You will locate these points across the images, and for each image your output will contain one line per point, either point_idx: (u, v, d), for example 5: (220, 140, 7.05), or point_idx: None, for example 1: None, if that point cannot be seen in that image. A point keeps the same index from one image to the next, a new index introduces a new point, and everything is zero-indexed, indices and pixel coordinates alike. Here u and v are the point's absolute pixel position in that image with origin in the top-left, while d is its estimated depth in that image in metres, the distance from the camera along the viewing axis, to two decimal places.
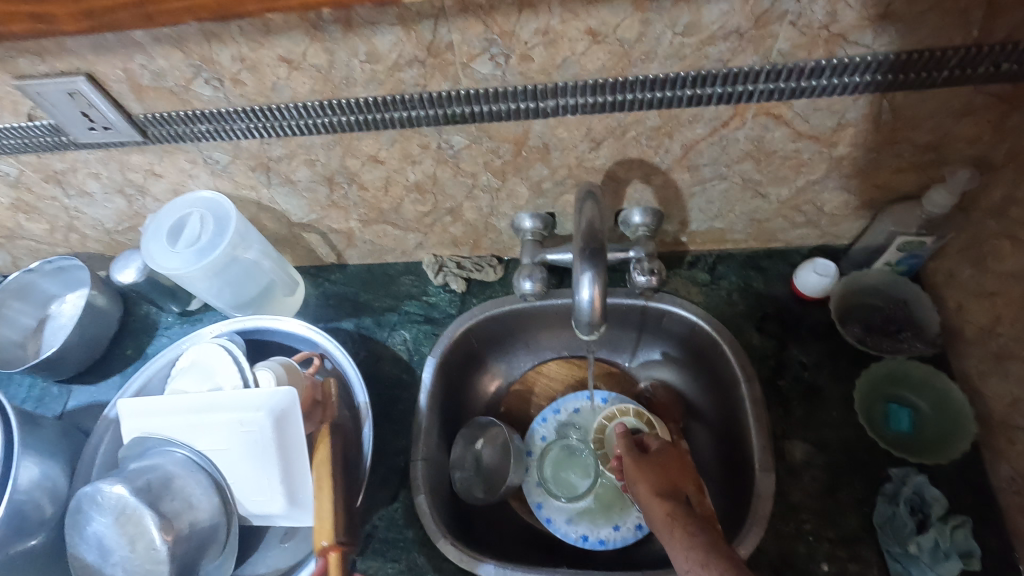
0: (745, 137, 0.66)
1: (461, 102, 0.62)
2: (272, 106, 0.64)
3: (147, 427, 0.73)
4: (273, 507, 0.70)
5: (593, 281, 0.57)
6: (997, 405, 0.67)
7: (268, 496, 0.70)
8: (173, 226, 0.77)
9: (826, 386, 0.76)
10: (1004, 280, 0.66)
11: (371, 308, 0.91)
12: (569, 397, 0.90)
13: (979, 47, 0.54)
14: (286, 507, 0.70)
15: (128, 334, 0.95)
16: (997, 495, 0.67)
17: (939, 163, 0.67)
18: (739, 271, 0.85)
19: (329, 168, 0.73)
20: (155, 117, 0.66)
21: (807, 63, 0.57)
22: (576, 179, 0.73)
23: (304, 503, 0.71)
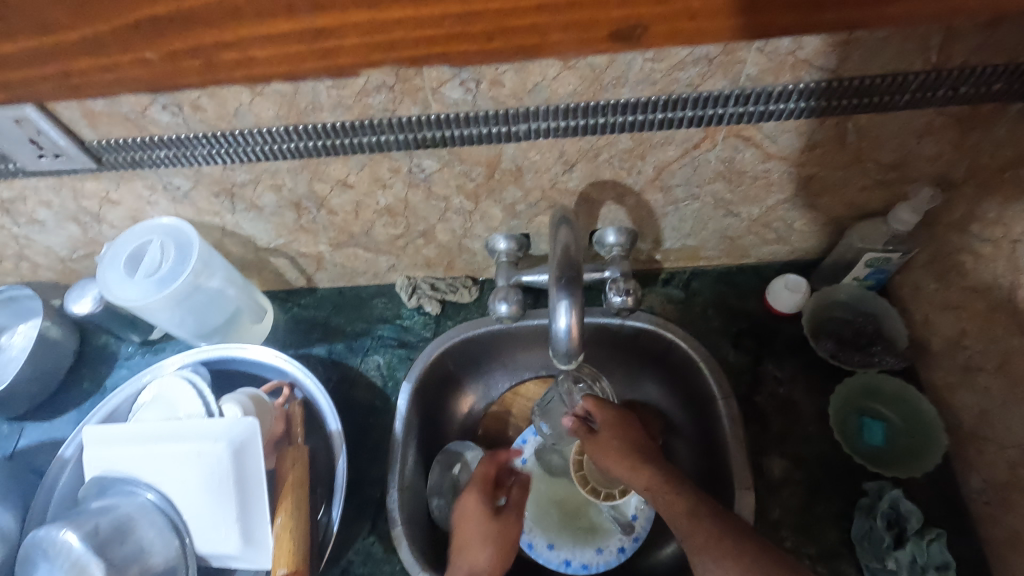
0: (715, 158, 0.66)
1: (431, 127, 0.61)
2: (234, 131, 0.62)
3: (100, 462, 0.70)
4: (228, 547, 0.66)
5: (570, 309, 0.56)
6: (965, 417, 0.68)
7: (222, 534, 0.66)
8: (131, 254, 0.74)
9: (801, 401, 0.77)
10: (968, 294, 0.68)
11: (343, 332, 0.89)
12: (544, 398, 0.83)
13: (938, 71, 0.56)
14: (241, 547, 0.66)
15: (85, 366, 0.90)
16: (968, 504, 0.68)
17: (903, 181, 0.69)
18: (713, 287, 0.86)
19: (297, 193, 0.71)
20: (110, 143, 0.63)
21: (775, 87, 0.57)
22: (550, 201, 0.72)
23: (261, 543, 0.67)
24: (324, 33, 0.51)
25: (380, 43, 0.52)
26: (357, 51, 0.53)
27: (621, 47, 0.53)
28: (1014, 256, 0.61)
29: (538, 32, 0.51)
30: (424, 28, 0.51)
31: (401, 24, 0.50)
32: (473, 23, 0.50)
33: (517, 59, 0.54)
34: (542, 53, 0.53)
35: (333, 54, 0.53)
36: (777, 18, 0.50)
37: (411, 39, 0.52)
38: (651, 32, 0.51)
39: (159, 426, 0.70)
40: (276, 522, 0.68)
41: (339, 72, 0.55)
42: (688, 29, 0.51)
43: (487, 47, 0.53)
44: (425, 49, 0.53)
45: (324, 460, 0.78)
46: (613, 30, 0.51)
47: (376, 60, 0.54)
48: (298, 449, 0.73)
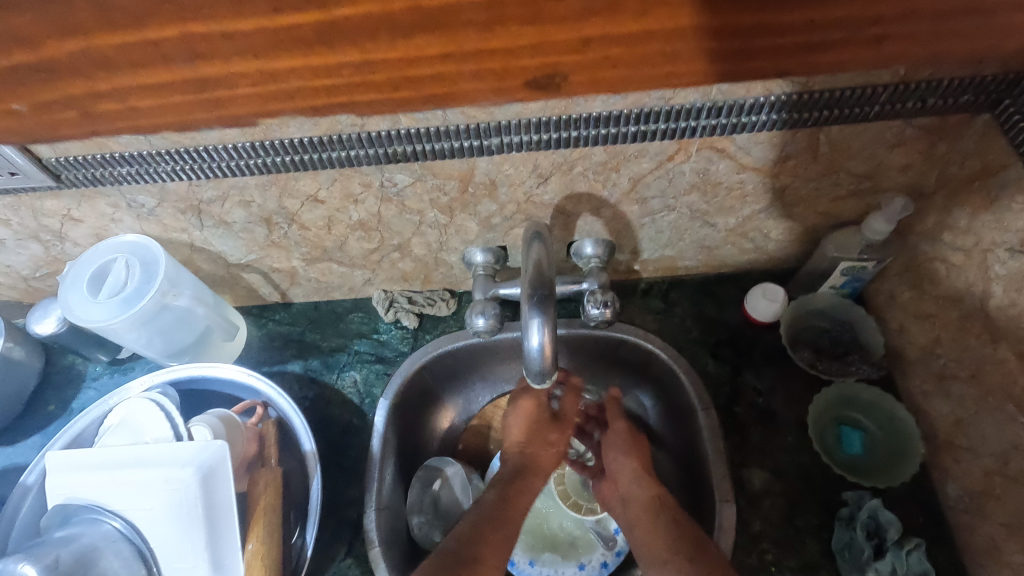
0: (689, 170, 0.66)
1: (401, 141, 0.60)
2: (198, 147, 0.60)
3: (61, 490, 0.67)
4: None
5: (542, 326, 0.55)
6: (942, 425, 0.68)
7: (190, 564, 0.64)
8: (95, 273, 0.72)
9: (781, 411, 0.76)
10: (942, 303, 0.68)
11: (318, 348, 0.87)
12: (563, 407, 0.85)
13: (905, 84, 0.56)
14: None
15: (50, 387, 0.87)
16: (946, 513, 0.68)
17: (876, 190, 0.69)
18: (692, 296, 0.86)
19: (266, 209, 0.69)
20: (68, 160, 0.61)
21: (746, 100, 0.57)
22: (525, 214, 0.72)
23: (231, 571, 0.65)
24: (211, 81, 0.52)
25: (275, 92, 0.53)
26: (252, 101, 0.54)
27: (537, 95, 0.55)
28: (985, 266, 0.62)
29: (449, 80, 0.53)
30: (316, 78, 0.52)
31: (295, 73, 0.52)
32: (375, 74, 0.52)
33: (428, 107, 0.56)
34: (455, 99, 0.55)
35: (224, 103, 0.54)
36: (692, 66, 0.52)
37: (305, 88, 0.53)
38: (571, 80, 0.54)
39: (124, 451, 0.68)
40: (248, 548, 0.67)
41: (234, 121, 0.56)
42: (609, 76, 0.53)
43: (395, 97, 0.55)
44: (322, 98, 0.54)
45: (299, 481, 0.76)
46: (528, 79, 0.53)
47: (273, 110, 0.55)
48: (272, 471, 0.72)
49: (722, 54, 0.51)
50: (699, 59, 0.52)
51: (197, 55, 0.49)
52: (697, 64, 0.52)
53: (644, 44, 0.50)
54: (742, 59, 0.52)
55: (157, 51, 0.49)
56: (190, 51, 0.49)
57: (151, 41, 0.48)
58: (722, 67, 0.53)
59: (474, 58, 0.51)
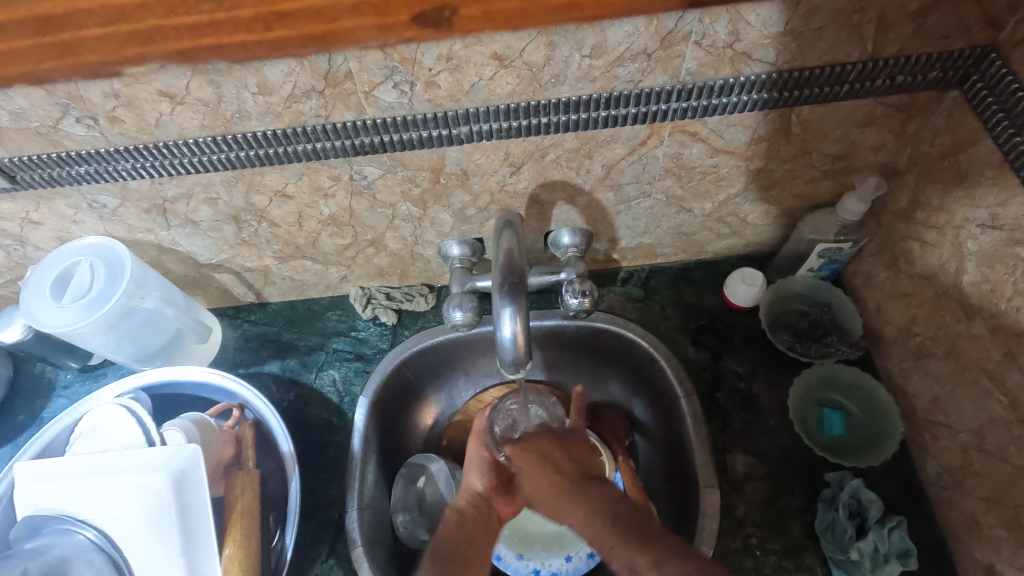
0: (663, 155, 0.65)
1: (367, 132, 0.59)
2: (158, 143, 0.58)
3: (28, 500, 0.65)
4: None
5: (515, 316, 0.54)
6: (920, 403, 0.69)
7: (165, 571, 0.62)
8: (58, 277, 0.69)
9: (762, 395, 0.76)
10: (916, 281, 0.68)
11: (296, 348, 0.85)
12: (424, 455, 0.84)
13: (874, 61, 0.56)
14: None
15: (19, 397, 0.85)
16: (926, 490, 0.68)
17: (849, 171, 0.69)
18: (672, 284, 0.85)
19: (234, 206, 0.68)
20: (22, 160, 0.59)
21: (715, 81, 0.57)
22: (500, 205, 0.71)
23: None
24: (51, 21, 0.47)
25: (129, 32, 0.48)
26: (106, 45, 0.49)
27: (427, 35, 0.50)
28: (958, 243, 0.62)
29: (326, 15, 0.48)
30: (173, 17, 0.47)
31: (147, 8, 0.47)
32: (238, 8, 0.47)
33: (306, 68, 0.52)
34: (335, 43, 0.50)
35: (74, 48, 0.49)
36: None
37: (166, 28, 0.48)
38: (462, 15, 0.49)
39: (94, 459, 0.66)
40: (224, 553, 0.65)
41: (91, 72, 0.50)
42: (502, 8, 0.48)
43: (268, 38, 0.49)
44: (186, 42, 0.49)
45: (278, 483, 0.74)
46: (413, 13, 0.48)
47: (135, 57, 0.49)
48: (248, 474, 0.70)
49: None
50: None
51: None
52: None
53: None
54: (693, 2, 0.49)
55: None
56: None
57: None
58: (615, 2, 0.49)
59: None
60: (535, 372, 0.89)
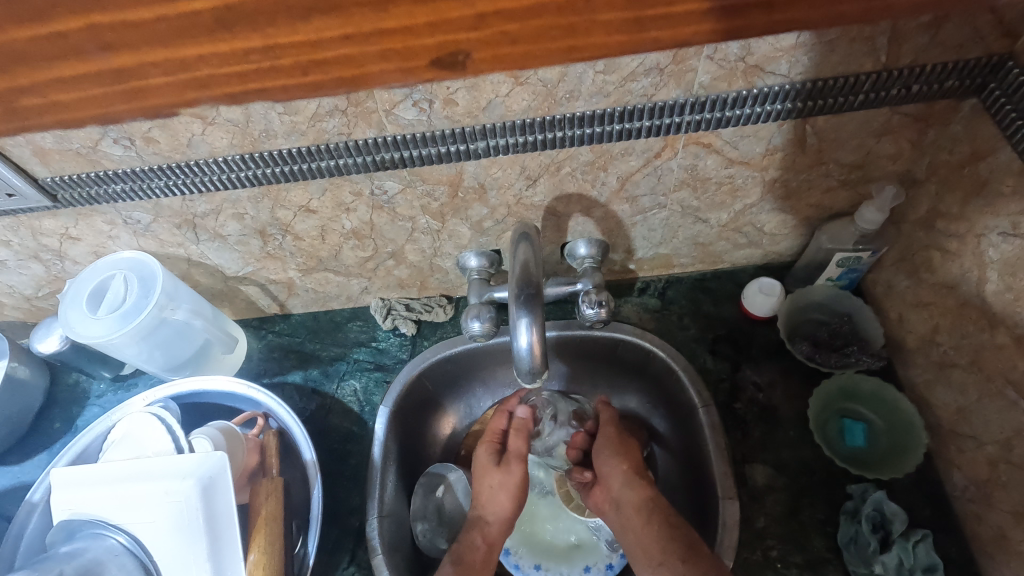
0: (678, 166, 0.66)
1: (388, 148, 0.61)
2: (190, 161, 0.61)
3: (65, 505, 0.67)
4: None
5: (531, 326, 0.55)
6: (945, 414, 0.68)
7: None
8: (94, 291, 0.73)
9: (782, 406, 0.76)
10: (938, 291, 0.67)
11: (318, 358, 0.87)
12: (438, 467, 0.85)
13: (889, 71, 0.56)
14: None
15: (56, 405, 0.88)
16: (952, 504, 0.67)
17: (866, 180, 0.69)
18: (689, 294, 0.85)
19: (260, 220, 0.70)
20: (63, 179, 0.62)
21: (728, 94, 0.57)
22: (517, 217, 0.72)
23: None
24: (124, 72, 0.52)
25: (189, 80, 0.53)
26: (168, 91, 0.54)
27: (443, 75, 0.54)
28: (979, 252, 0.61)
29: (356, 62, 0.52)
30: (225, 66, 0.52)
31: (204, 59, 0.52)
32: (282, 57, 0.52)
33: (331, 91, 0.54)
34: (363, 84, 0.54)
35: (142, 94, 0.54)
36: (592, 38, 0.52)
37: (219, 75, 0.53)
38: (475, 58, 0.53)
39: (126, 465, 0.68)
40: (249, 558, 0.67)
41: (154, 114, 0.55)
42: (512, 52, 0.52)
43: (307, 82, 0.54)
44: (236, 86, 0.54)
45: (301, 491, 0.76)
46: (432, 58, 0.53)
47: (191, 99, 0.54)
48: (272, 481, 0.72)
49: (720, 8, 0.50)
50: (583, 29, 0.51)
51: (108, 45, 0.50)
52: (591, 36, 0.52)
53: (537, 16, 0.50)
54: (731, 15, 0.51)
55: (68, 43, 0.50)
56: (98, 40, 0.50)
57: (59, 32, 0.49)
58: (611, 38, 0.52)
59: (375, 36, 0.51)
60: (552, 383, 0.90)
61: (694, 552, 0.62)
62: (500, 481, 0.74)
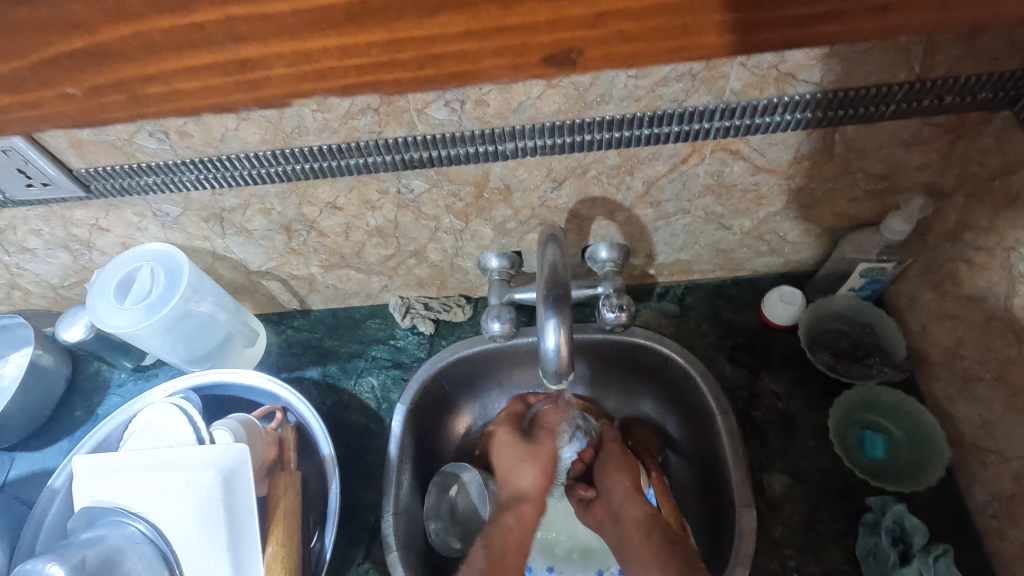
0: (704, 172, 0.66)
1: (417, 147, 0.61)
2: (222, 156, 0.62)
3: (87, 492, 0.68)
4: None
5: (558, 327, 0.55)
6: (967, 428, 0.67)
7: (211, 565, 0.65)
8: (121, 281, 0.74)
9: (800, 415, 0.75)
10: (963, 303, 0.67)
11: (336, 355, 0.88)
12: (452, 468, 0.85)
13: (922, 82, 0.56)
14: None
15: (76, 393, 0.89)
16: (973, 518, 0.66)
17: (893, 191, 0.69)
18: (708, 300, 0.85)
19: (286, 216, 0.71)
20: (97, 171, 0.63)
21: (759, 101, 0.57)
22: (540, 219, 0.72)
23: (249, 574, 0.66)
24: (249, 63, 0.52)
25: (308, 71, 0.53)
26: (285, 82, 0.54)
27: (552, 73, 0.54)
28: (1008, 265, 0.61)
29: (471, 57, 0.52)
30: (347, 58, 0.52)
31: (328, 51, 0.51)
32: (403, 49, 0.52)
33: (364, 90, 0.55)
34: (473, 79, 0.54)
35: (259, 84, 0.54)
36: (693, 40, 0.52)
37: (339, 68, 0.53)
38: (586, 56, 0.53)
39: (148, 454, 0.69)
40: (267, 551, 0.68)
41: (268, 104, 0.56)
42: (626, 51, 0.52)
43: (420, 75, 0.54)
44: (353, 78, 0.54)
45: (318, 486, 0.76)
46: (545, 54, 0.52)
47: (307, 90, 0.55)
48: (290, 475, 0.72)
49: (743, 21, 0.50)
50: (693, 29, 0.51)
51: (239, 36, 0.50)
52: (704, 37, 0.51)
53: (654, 17, 0.50)
54: (751, 31, 0.51)
55: (201, 34, 0.50)
56: (230, 32, 0.50)
57: (197, 23, 0.49)
58: (695, 39, 0.51)
59: (492, 34, 0.51)
60: (571, 386, 0.90)
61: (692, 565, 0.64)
62: (526, 455, 0.77)
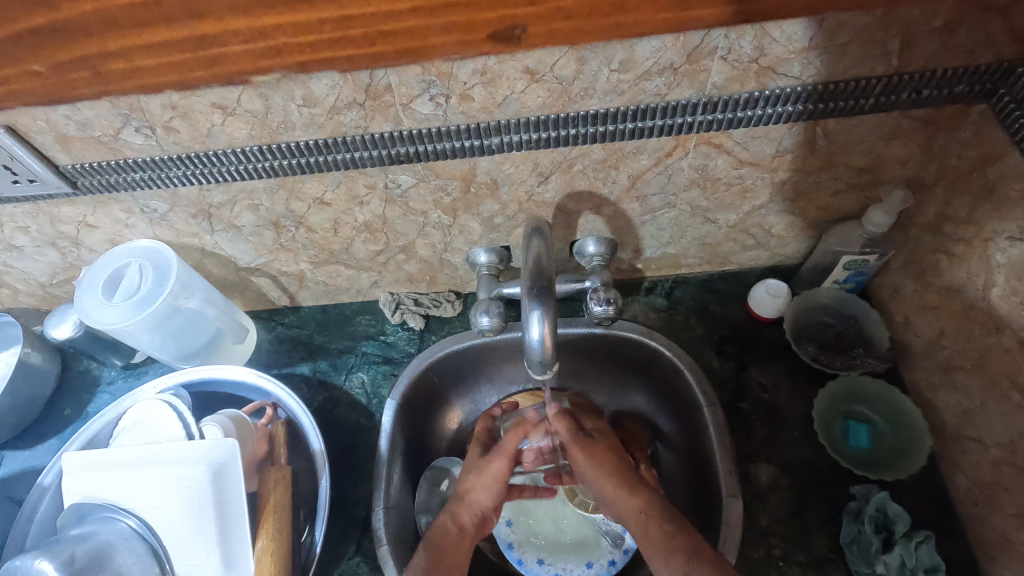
0: (688, 166, 0.67)
1: (404, 142, 0.62)
2: (208, 152, 0.62)
3: (79, 490, 0.68)
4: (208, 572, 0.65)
5: (542, 319, 0.56)
6: (948, 417, 0.68)
7: (202, 559, 0.65)
8: (109, 278, 0.74)
9: (786, 406, 0.76)
10: (944, 294, 0.68)
11: (327, 350, 0.88)
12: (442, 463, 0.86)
13: (899, 75, 0.57)
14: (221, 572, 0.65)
15: (67, 391, 0.89)
16: (956, 506, 0.67)
17: (875, 184, 0.70)
18: (695, 294, 0.86)
19: (274, 212, 0.71)
20: (85, 167, 0.63)
21: (740, 95, 0.58)
22: (527, 214, 0.73)
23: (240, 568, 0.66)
24: (206, 40, 0.51)
25: (263, 48, 0.52)
26: (242, 58, 0.53)
27: (500, 50, 0.53)
28: (986, 256, 0.62)
29: (419, 34, 0.51)
30: (301, 34, 0.51)
31: (281, 29, 0.50)
32: (353, 27, 0.50)
33: (348, 82, 0.55)
34: (424, 56, 0.53)
35: (219, 61, 0.53)
36: (647, 15, 0.50)
37: (292, 44, 0.52)
38: (530, 33, 0.51)
39: (138, 450, 0.69)
40: (258, 546, 0.68)
41: (251, 83, 0.55)
42: (564, 28, 0.51)
43: (371, 52, 0.52)
44: (308, 55, 0.52)
45: (309, 480, 0.77)
46: (489, 31, 0.51)
47: (264, 67, 0.53)
48: (281, 470, 0.73)
49: None
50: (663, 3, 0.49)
51: (195, 13, 0.49)
52: (640, 13, 0.50)
53: None
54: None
55: (159, 10, 0.49)
56: (186, 7, 0.49)
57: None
58: (660, 15, 0.50)
59: (442, 9, 0.49)
60: (561, 380, 0.90)
61: (694, 558, 0.59)
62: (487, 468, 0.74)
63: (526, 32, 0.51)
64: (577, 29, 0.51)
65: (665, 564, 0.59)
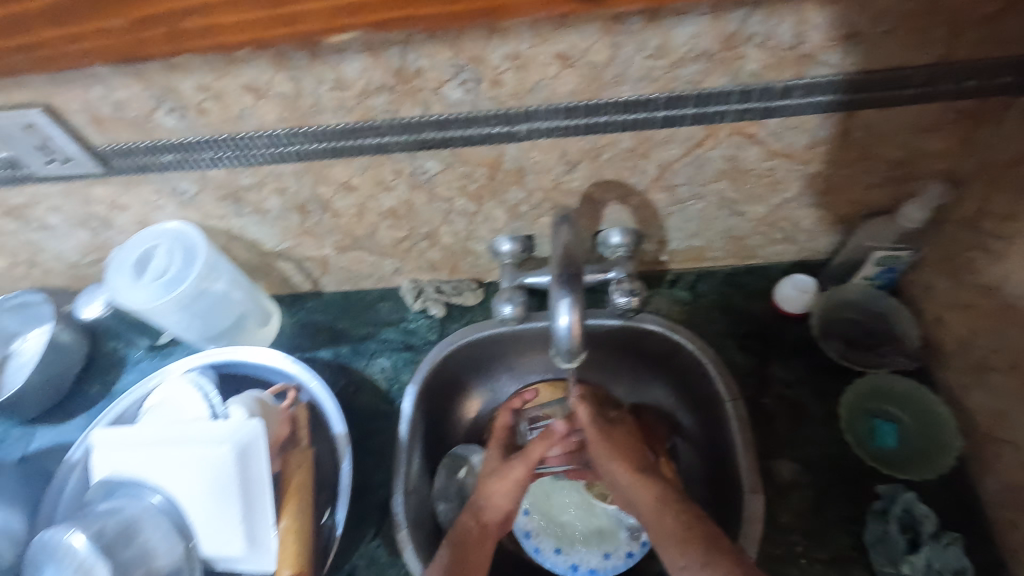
0: (719, 156, 0.66)
1: (432, 127, 0.61)
2: (239, 134, 0.62)
3: (107, 465, 0.70)
4: (232, 549, 0.66)
5: (570, 307, 0.55)
6: (979, 418, 0.67)
7: (226, 537, 0.66)
8: (138, 259, 0.75)
9: (811, 403, 0.75)
10: (979, 293, 0.66)
11: (348, 336, 0.89)
12: (460, 450, 0.86)
13: (944, 65, 0.55)
14: (244, 550, 0.66)
15: (94, 370, 0.91)
16: (985, 509, 0.66)
17: (911, 178, 0.68)
18: (719, 288, 0.85)
19: (301, 196, 0.71)
20: (118, 148, 0.64)
21: (777, 83, 0.57)
22: (552, 202, 0.72)
23: (263, 547, 0.67)
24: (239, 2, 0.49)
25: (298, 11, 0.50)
26: (276, 21, 0.50)
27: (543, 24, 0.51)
28: None
29: None
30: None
31: None
32: None
33: (379, 65, 0.55)
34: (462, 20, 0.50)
35: (251, 24, 0.51)
36: None
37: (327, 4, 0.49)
38: None
39: (165, 429, 0.70)
40: (280, 525, 0.69)
41: (284, 65, 0.55)
42: None
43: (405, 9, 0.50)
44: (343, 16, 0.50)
45: (330, 464, 0.78)
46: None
47: (298, 31, 0.51)
48: (303, 452, 0.73)
49: None
50: None
51: None
52: None
53: None
54: None
55: None
56: None
57: None
58: None
59: None
60: (580, 372, 0.90)
61: (710, 547, 0.58)
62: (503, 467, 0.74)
63: (559, 17, 0.51)
64: (613, 12, 0.50)
65: (678, 556, 0.59)
